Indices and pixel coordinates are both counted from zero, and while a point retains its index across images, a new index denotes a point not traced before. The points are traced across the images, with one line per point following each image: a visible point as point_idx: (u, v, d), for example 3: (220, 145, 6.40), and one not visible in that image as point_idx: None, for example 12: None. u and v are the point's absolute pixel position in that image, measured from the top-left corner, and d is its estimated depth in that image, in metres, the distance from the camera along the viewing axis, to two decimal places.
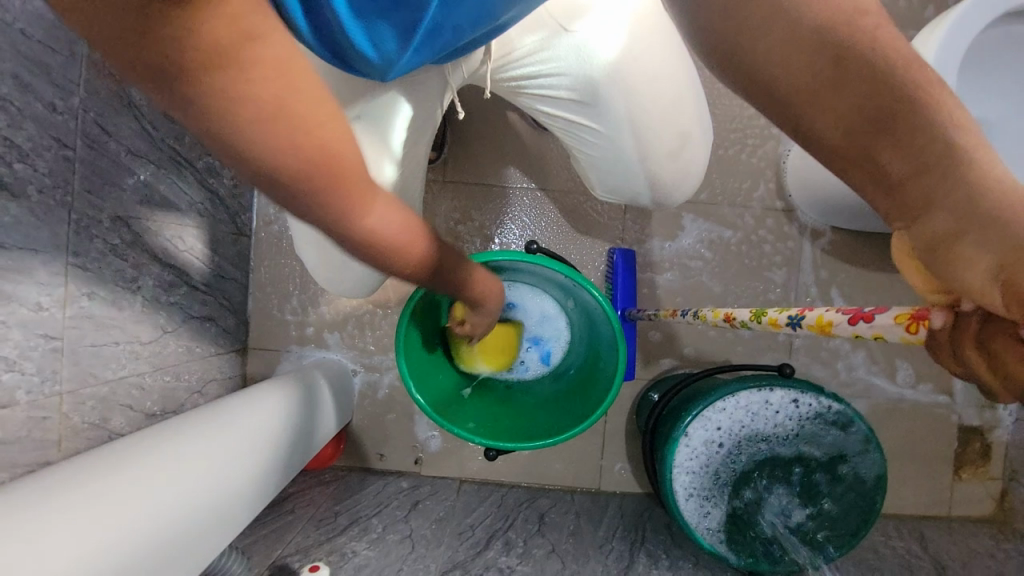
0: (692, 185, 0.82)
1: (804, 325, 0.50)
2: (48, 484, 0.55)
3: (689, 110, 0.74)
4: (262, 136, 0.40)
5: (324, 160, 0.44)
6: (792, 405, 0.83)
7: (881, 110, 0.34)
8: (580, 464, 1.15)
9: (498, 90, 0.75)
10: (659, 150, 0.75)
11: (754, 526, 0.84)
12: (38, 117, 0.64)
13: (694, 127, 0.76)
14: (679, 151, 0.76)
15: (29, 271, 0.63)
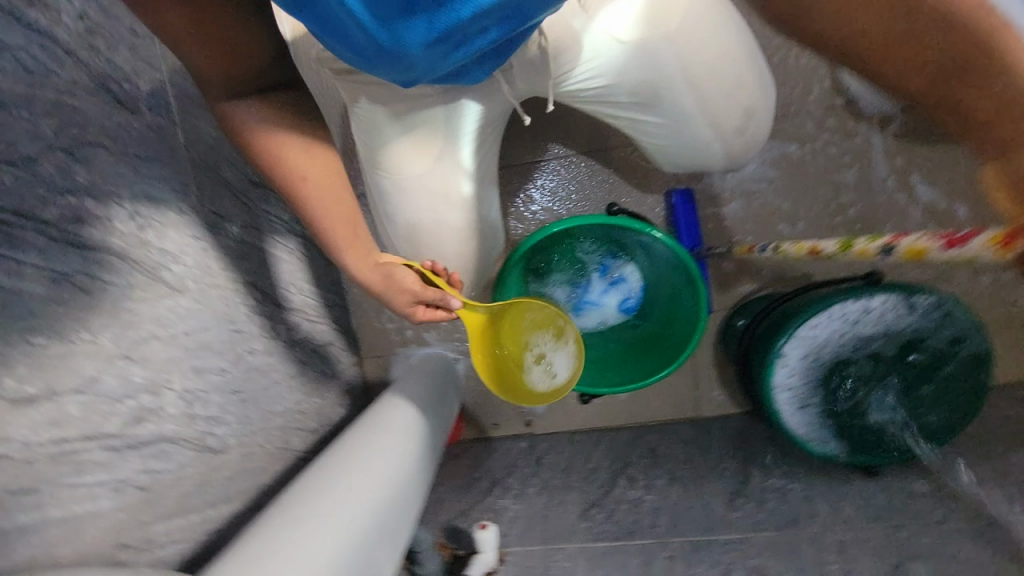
0: (755, 151, 0.81)
1: (897, 252, 0.54)
2: (271, 517, 0.71)
3: (753, 85, 0.75)
4: (191, 40, 0.59)
5: (236, 66, 0.64)
6: (890, 306, 0.82)
7: (957, 59, 0.51)
8: (678, 398, 1.24)
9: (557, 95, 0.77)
10: (722, 128, 0.76)
11: (860, 424, 0.89)
12: (173, 220, 0.76)
13: (757, 98, 0.76)
14: (744, 126, 0.77)
15: (205, 343, 0.78)
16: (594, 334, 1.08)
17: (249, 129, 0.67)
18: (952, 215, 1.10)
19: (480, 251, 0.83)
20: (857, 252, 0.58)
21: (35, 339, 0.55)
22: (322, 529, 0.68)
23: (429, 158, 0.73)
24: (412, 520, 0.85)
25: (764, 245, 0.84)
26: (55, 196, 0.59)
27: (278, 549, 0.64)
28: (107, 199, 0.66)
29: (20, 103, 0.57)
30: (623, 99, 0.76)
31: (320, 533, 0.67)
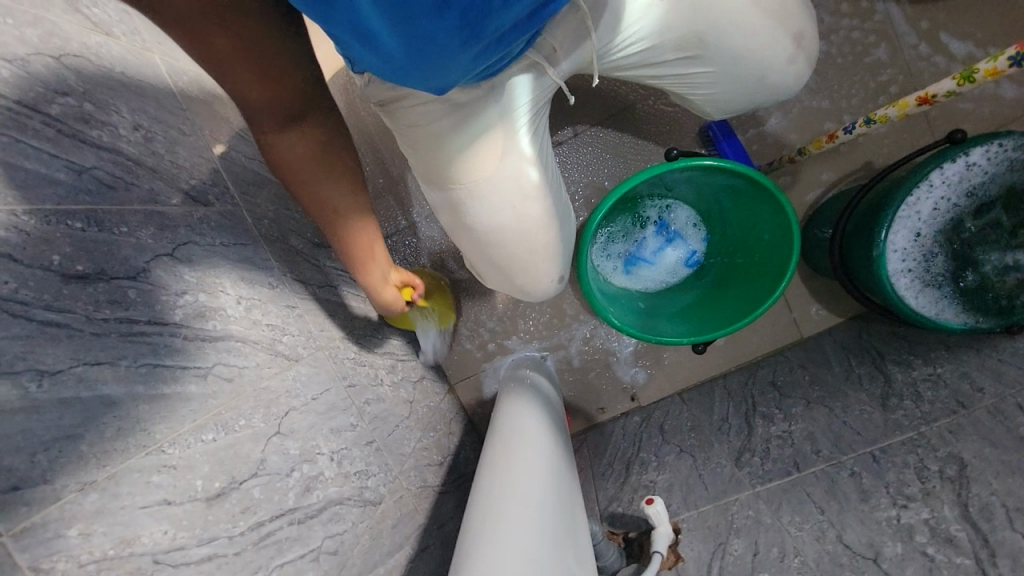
0: (808, 77, 0.79)
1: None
2: (467, 523, 0.70)
3: (796, 7, 0.73)
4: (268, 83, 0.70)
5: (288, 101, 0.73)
6: (995, 153, 0.81)
7: None
8: (774, 326, 1.21)
9: (600, 68, 0.77)
10: (773, 58, 0.74)
11: (994, 287, 0.84)
12: (270, 296, 0.77)
13: (803, 23, 0.74)
14: (796, 52, 0.75)
15: (332, 403, 0.80)
16: (672, 292, 1.08)
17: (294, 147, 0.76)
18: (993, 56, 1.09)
19: (562, 234, 0.83)
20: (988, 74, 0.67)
21: (206, 436, 0.56)
22: (519, 515, 0.66)
23: (494, 158, 0.73)
24: (584, 519, 0.80)
25: (850, 127, 0.93)
26: (175, 298, 0.60)
27: (484, 539, 0.63)
28: (214, 290, 0.66)
29: (117, 220, 0.58)
30: (667, 55, 0.75)
31: (518, 518, 0.66)
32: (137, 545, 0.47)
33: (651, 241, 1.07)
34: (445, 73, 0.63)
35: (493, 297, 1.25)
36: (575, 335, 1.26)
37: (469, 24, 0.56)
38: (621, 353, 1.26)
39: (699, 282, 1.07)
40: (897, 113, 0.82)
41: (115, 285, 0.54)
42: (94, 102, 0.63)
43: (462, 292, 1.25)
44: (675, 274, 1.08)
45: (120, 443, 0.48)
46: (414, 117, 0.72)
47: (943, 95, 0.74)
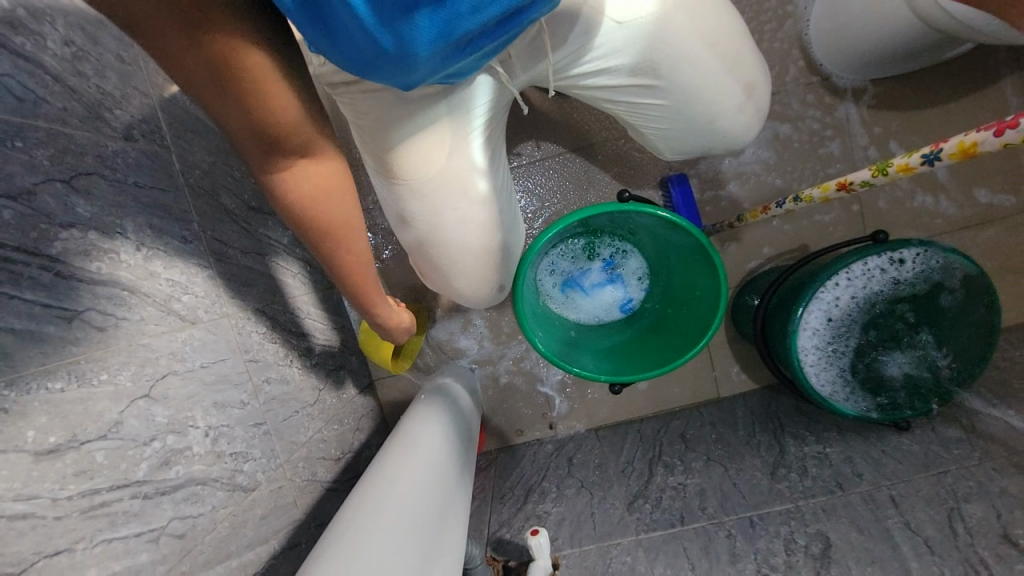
0: (755, 132, 0.85)
1: (941, 157, 0.64)
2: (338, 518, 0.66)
3: (750, 60, 0.78)
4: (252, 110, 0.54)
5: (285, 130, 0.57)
6: (910, 260, 0.87)
7: None
8: (696, 381, 1.25)
9: (558, 84, 0.78)
10: (725, 104, 0.79)
11: (886, 383, 0.91)
12: (180, 251, 0.72)
13: (755, 74, 0.80)
14: (746, 102, 0.80)
15: (225, 376, 0.75)
16: (603, 326, 1.10)
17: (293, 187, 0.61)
18: (932, 175, 1.20)
19: (502, 243, 0.83)
20: (899, 170, 0.69)
21: (53, 385, 0.51)
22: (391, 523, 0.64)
23: (439, 155, 0.72)
24: (460, 526, 0.81)
25: (781, 202, 0.97)
26: (57, 231, 0.55)
27: (349, 539, 0.60)
28: (110, 231, 0.61)
29: (12, 133, 0.52)
30: (622, 82, 0.77)
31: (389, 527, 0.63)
32: None
33: (593, 274, 1.10)
34: (415, 71, 0.59)
35: (432, 299, 1.23)
36: (506, 354, 1.25)
37: (441, 24, 0.53)
38: (548, 380, 1.26)
39: (630, 325, 1.09)
40: (823, 194, 0.85)
41: None
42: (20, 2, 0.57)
43: (402, 288, 1.22)
44: (610, 310, 1.10)
45: None
46: (362, 102, 0.69)
47: (861, 183, 0.77)
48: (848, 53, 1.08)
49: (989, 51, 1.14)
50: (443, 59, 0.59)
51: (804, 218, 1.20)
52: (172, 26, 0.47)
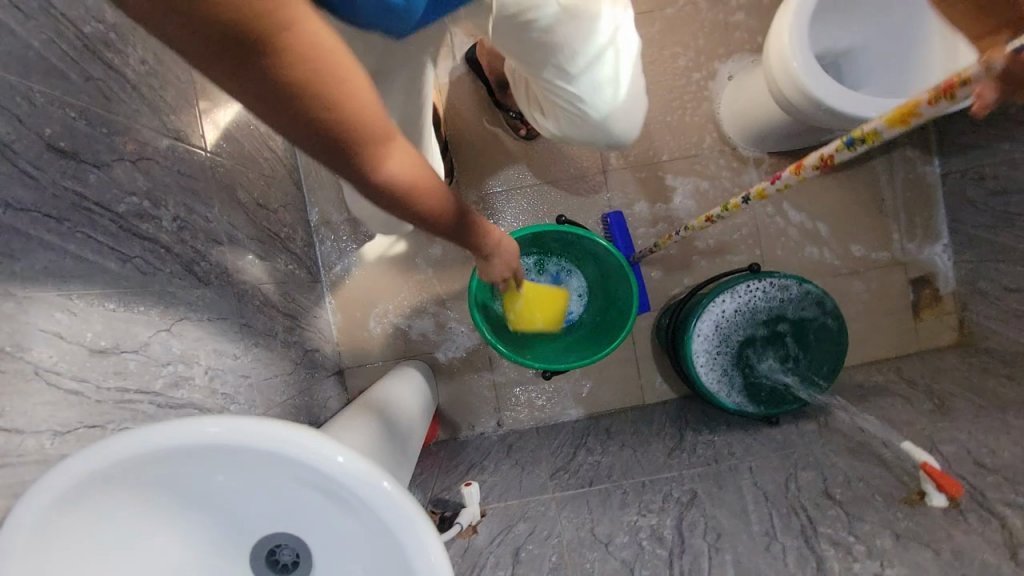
0: (631, 137, 1.05)
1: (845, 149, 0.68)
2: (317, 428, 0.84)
3: (636, 78, 0.98)
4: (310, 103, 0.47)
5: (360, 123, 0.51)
6: (781, 288, 1.13)
7: None
8: (626, 388, 1.45)
9: (495, 41, 0.85)
10: (616, 110, 0.98)
11: (762, 385, 1.14)
12: (202, 227, 0.91)
13: (637, 89, 0.99)
14: (625, 114, 1.00)
15: (225, 331, 0.92)
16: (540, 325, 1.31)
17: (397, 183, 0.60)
18: (818, 231, 1.50)
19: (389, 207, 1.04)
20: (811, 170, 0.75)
21: (108, 304, 0.68)
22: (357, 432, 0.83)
23: None
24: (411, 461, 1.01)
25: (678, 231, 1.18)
26: (124, 195, 0.73)
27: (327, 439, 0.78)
28: (157, 202, 0.80)
29: (102, 122, 0.72)
30: (575, 68, 0.89)
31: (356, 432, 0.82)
32: (27, 354, 0.56)
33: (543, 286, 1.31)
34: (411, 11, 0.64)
35: (403, 299, 1.42)
36: (463, 352, 1.44)
37: None
38: (498, 379, 1.44)
39: (572, 330, 1.31)
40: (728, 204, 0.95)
41: (84, 167, 0.67)
42: (118, 33, 0.78)
43: (377, 288, 1.42)
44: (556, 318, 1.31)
45: (44, 278, 0.59)
46: None
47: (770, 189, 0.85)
48: (748, 128, 1.39)
49: None
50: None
51: (717, 256, 1.48)
52: (163, 8, 0.40)
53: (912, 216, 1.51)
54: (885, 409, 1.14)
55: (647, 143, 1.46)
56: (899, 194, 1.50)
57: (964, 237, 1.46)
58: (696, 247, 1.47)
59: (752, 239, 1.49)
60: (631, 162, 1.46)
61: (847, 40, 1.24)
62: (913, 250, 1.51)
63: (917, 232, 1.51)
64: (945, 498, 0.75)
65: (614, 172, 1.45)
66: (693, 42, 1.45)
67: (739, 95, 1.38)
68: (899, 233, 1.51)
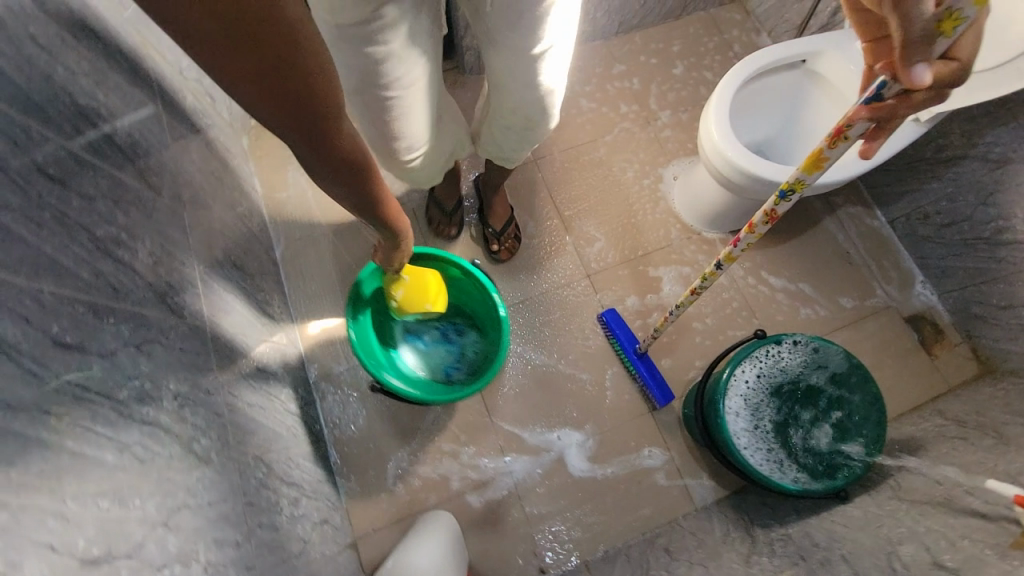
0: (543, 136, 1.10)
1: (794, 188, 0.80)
2: None
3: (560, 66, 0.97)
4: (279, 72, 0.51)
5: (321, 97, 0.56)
6: (796, 351, 1.12)
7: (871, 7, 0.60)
8: (671, 494, 1.32)
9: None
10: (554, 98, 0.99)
11: (814, 458, 1.07)
12: (202, 401, 0.87)
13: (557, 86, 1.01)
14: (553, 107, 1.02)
15: (226, 516, 0.82)
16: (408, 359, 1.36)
17: (337, 156, 0.64)
18: (802, 290, 1.56)
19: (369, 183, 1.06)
20: (764, 221, 0.86)
21: (103, 502, 0.61)
22: None
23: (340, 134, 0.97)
24: None
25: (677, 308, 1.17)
26: (127, 380, 0.71)
27: None
28: (159, 382, 0.78)
29: (110, 311, 0.73)
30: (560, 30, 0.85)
31: None
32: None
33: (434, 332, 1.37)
34: None
35: (415, 443, 1.33)
36: (487, 489, 1.30)
37: None
38: (531, 514, 1.29)
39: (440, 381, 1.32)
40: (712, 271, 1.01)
41: (89, 357, 0.66)
42: (128, 232, 0.84)
43: (385, 435, 1.33)
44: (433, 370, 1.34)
45: (41, 482, 0.54)
46: None
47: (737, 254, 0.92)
48: (709, 212, 1.53)
49: (803, 206, 1.63)
50: None
51: (717, 334, 1.49)
52: None
53: (882, 260, 1.59)
54: (950, 455, 1.05)
55: (621, 243, 1.57)
56: (861, 243, 1.61)
57: (936, 270, 1.53)
58: (696, 329, 1.49)
59: (744, 310, 1.53)
60: (610, 263, 1.54)
61: (765, 129, 1.43)
62: (897, 291, 1.57)
63: (892, 274, 1.58)
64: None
65: (598, 275, 1.53)
66: (636, 155, 1.66)
67: (693, 186, 1.55)
68: (877, 278, 1.58)
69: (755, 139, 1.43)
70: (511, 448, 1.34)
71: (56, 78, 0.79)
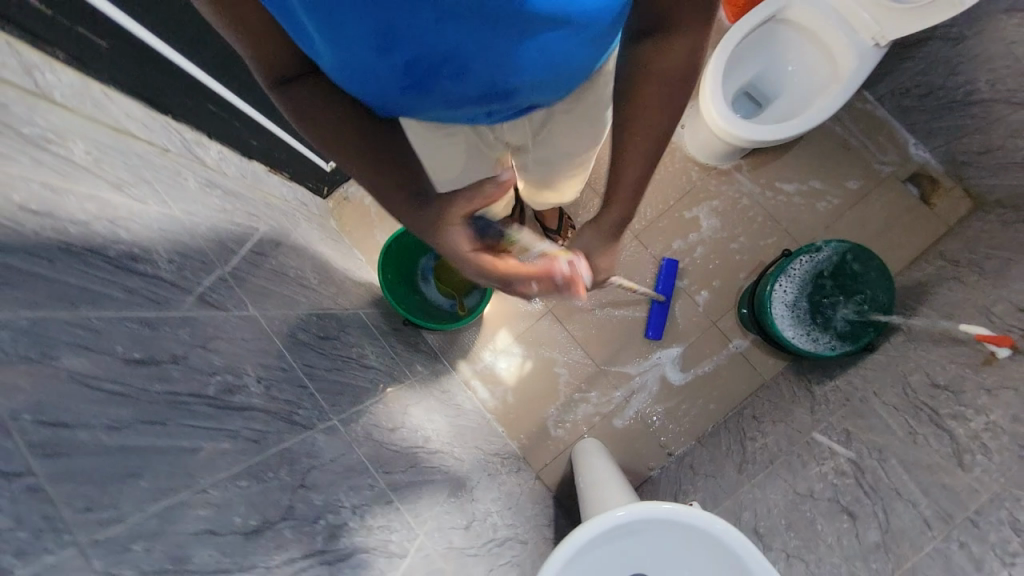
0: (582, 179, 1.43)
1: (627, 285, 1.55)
2: None
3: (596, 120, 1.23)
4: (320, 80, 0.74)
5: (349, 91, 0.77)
6: (817, 257, 1.49)
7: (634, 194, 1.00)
8: (746, 377, 1.77)
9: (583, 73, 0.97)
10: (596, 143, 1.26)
11: (847, 328, 1.46)
12: (436, 429, 1.35)
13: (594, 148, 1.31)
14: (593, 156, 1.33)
15: (484, 486, 1.34)
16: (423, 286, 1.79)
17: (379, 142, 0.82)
18: (812, 186, 1.86)
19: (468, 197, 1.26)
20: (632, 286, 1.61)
21: (448, 501, 1.10)
22: None
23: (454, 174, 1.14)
24: None
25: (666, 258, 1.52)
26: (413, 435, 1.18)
27: None
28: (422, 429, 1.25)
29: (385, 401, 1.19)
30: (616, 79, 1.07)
31: None
32: (451, 545, 0.99)
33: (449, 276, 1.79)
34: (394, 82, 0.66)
35: (552, 399, 1.82)
36: (613, 413, 1.80)
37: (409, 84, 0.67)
38: (650, 420, 1.79)
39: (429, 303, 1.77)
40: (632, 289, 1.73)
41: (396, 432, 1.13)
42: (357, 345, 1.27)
43: (530, 402, 1.83)
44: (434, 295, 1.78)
45: (427, 501, 1.03)
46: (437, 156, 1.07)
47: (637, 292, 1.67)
48: (715, 153, 1.80)
49: None
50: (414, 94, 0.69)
51: (751, 247, 1.84)
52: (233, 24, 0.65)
53: (875, 137, 1.85)
54: (946, 298, 1.42)
55: (654, 198, 1.89)
56: (854, 127, 1.85)
57: (923, 132, 1.78)
58: (732, 248, 1.85)
59: (767, 219, 1.85)
60: (650, 218, 1.88)
61: (748, 70, 1.64)
62: (893, 159, 1.83)
63: (886, 145, 1.84)
64: (1009, 349, 1.04)
65: (643, 231, 1.88)
66: None
67: (697, 132, 1.80)
68: (874, 153, 1.84)
69: (740, 82, 1.65)
70: (622, 382, 1.81)
71: (271, 279, 1.19)
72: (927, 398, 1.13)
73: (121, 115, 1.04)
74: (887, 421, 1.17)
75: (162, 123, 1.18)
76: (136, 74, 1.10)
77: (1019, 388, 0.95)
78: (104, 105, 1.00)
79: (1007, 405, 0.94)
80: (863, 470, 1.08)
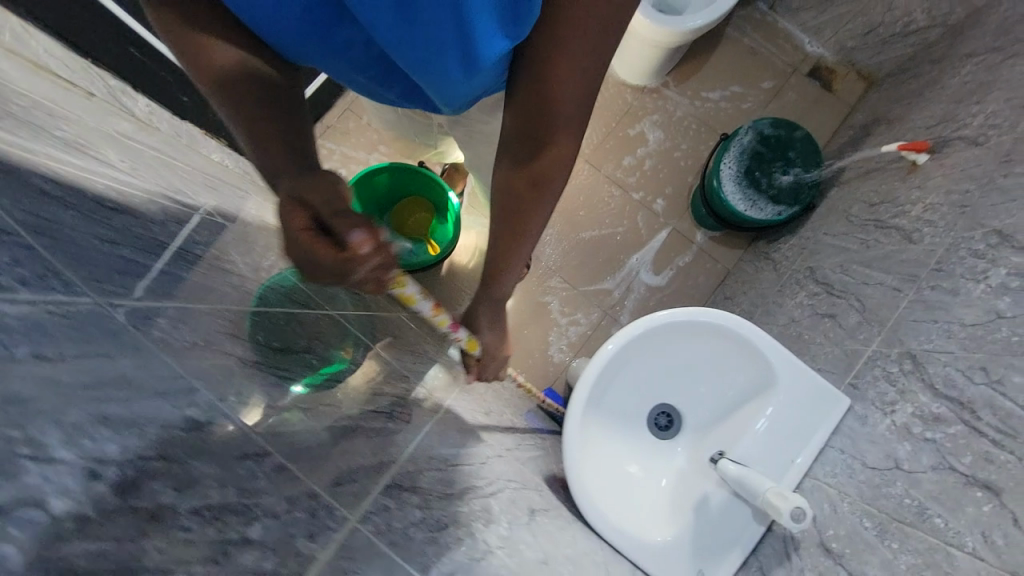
0: None
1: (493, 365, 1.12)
2: None
3: None
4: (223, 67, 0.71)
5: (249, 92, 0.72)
6: (748, 134, 1.62)
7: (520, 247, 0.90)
8: (712, 268, 1.87)
9: None
10: None
11: (788, 192, 1.59)
12: None
13: None
14: None
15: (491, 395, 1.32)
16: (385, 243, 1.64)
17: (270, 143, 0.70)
18: (732, 90, 2.02)
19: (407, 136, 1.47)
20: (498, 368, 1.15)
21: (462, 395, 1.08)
22: None
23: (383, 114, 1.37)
24: None
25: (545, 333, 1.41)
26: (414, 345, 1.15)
27: None
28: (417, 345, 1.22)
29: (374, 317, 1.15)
30: None
31: None
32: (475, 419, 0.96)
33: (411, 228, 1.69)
34: (293, 24, 0.70)
35: (537, 327, 1.84)
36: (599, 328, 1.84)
37: (311, 27, 0.70)
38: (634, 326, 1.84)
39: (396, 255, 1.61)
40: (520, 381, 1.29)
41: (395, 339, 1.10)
42: None
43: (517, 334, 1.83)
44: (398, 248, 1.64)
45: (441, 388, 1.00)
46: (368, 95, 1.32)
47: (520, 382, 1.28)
48: (645, 74, 1.92)
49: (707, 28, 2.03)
50: (309, 43, 0.73)
51: (690, 152, 1.97)
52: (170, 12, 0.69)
53: (776, 41, 2.05)
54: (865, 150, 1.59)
55: (596, 123, 1.98)
56: (757, 35, 2.05)
57: (813, 29, 2.00)
58: (674, 157, 1.97)
59: (701, 126, 1.99)
60: (596, 142, 1.97)
61: None
62: (795, 57, 2.04)
63: (786, 46, 2.04)
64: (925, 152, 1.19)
65: (592, 155, 1.96)
66: None
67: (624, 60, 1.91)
68: (778, 54, 2.04)
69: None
70: (602, 298, 1.86)
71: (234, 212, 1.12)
72: (871, 214, 1.26)
73: (41, 51, 0.97)
74: (841, 245, 1.28)
75: (84, 68, 1.11)
76: (54, 12, 1.04)
77: (946, 172, 1.10)
78: (20, 36, 0.93)
79: (939, 187, 1.08)
80: (831, 284, 1.18)
